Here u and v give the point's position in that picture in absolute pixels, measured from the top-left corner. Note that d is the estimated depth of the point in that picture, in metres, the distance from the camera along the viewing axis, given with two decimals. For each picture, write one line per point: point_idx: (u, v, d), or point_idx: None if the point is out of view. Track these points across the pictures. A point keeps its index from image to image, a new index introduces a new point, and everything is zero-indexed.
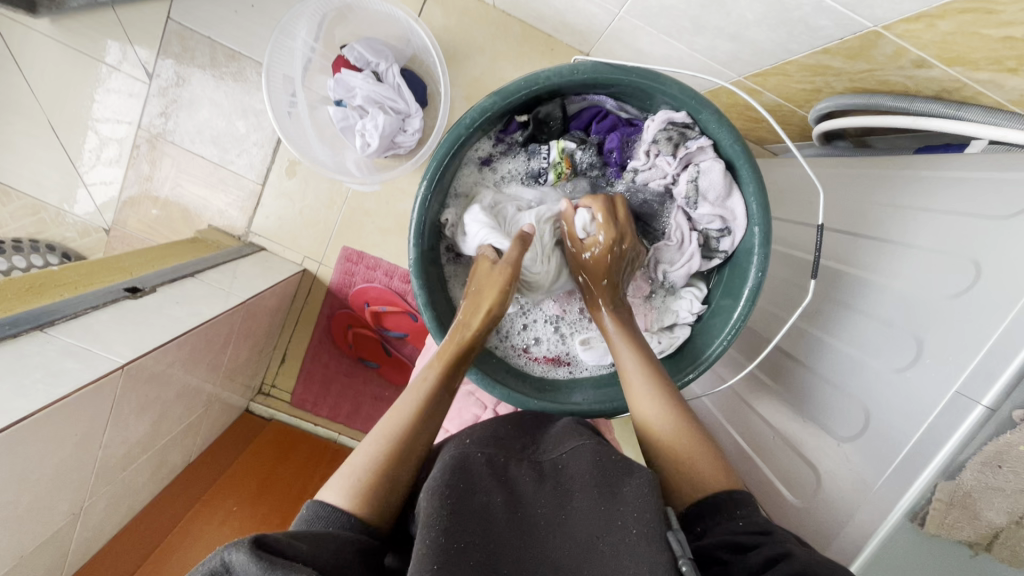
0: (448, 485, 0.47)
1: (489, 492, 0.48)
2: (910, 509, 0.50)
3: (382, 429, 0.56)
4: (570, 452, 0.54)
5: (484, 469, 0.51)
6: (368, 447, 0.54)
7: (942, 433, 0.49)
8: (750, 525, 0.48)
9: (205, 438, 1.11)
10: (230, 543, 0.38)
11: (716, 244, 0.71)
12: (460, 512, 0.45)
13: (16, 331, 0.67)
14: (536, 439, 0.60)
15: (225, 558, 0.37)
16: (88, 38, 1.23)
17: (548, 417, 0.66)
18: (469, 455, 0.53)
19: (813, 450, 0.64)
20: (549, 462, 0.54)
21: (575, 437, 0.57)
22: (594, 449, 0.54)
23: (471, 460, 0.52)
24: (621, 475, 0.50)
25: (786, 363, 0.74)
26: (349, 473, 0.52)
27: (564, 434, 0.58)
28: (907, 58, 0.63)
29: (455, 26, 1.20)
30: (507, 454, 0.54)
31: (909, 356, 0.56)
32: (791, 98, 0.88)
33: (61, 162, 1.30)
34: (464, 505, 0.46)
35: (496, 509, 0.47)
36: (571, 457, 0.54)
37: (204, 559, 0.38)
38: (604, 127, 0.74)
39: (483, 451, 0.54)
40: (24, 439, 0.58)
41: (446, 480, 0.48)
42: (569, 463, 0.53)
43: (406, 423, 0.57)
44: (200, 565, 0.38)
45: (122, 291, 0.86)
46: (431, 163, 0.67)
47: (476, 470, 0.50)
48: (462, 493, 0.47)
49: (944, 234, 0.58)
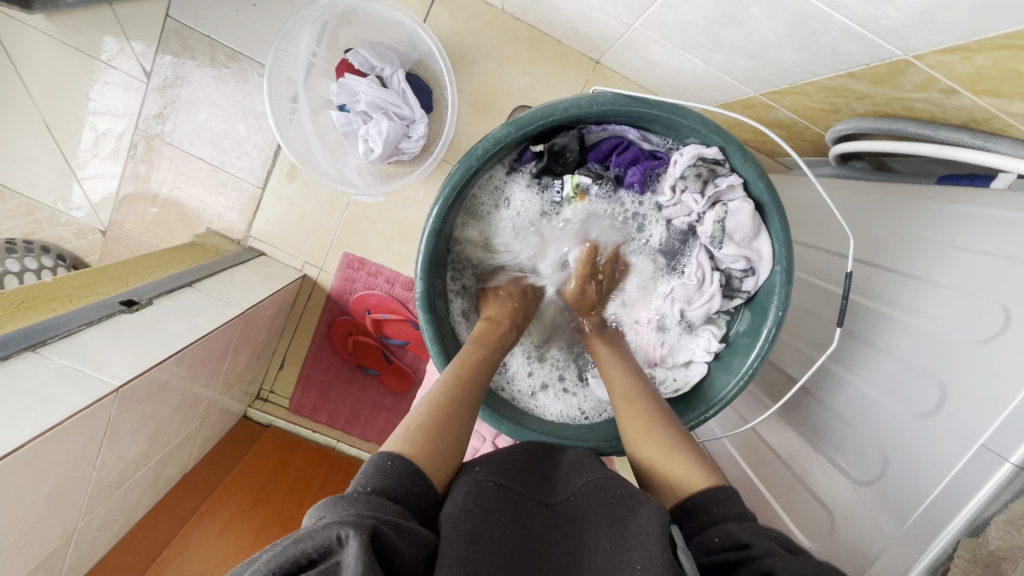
0: (464, 512, 0.46)
1: (503, 523, 0.47)
2: (930, 563, 0.49)
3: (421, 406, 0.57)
4: (579, 491, 0.53)
5: (497, 499, 0.50)
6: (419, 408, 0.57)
7: (968, 488, 0.48)
8: (727, 537, 0.46)
9: (202, 448, 1.09)
10: (349, 524, 0.37)
11: (739, 283, 0.68)
12: (475, 538, 0.43)
13: (6, 353, 0.65)
14: (548, 471, 0.58)
15: (341, 536, 0.36)
16: (83, 34, 1.19)
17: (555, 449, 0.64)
18: (481, 482, 0.51)
19: (826, 488, 0.63)
20: (558, 501, 0.53)
21: (587, 471, 0.56)
22: (604, 485, 0.52)
23: (484, 488, 0.50)
24: (629, 509, 0.48)
25: (798, 394, 0.72)
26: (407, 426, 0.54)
27: (574, 470, 0.57)
28: (937, 87, 0.60)
29: (463, 30, 1.17)
30: (520, 486, 0.53)
31: (931, 403, 0.54)
32: (808, 117, 0.85)
33: (56, 161, 1.26)
34: (477, 532, 0.44)
35: (509, 540, 0.45)
36: (583, 496, 0.52)
37: (320, 526, 0.37)
38: (625, 159, 0.70)
39: (495, 481, 0.52)
40: (14, 470, 0.56)
41: (461, 506, 0.47)
42: (581, 497, 0.52)
43: (450, 395, 0.59)
44: (314, 529, 0.37)
45: (117, 305, 0.84)
46: (442, 195, 0.65)
47: (489, 499, 0.49)
48: (478, 519, 0.46)
49: (971, 275, 0.56)
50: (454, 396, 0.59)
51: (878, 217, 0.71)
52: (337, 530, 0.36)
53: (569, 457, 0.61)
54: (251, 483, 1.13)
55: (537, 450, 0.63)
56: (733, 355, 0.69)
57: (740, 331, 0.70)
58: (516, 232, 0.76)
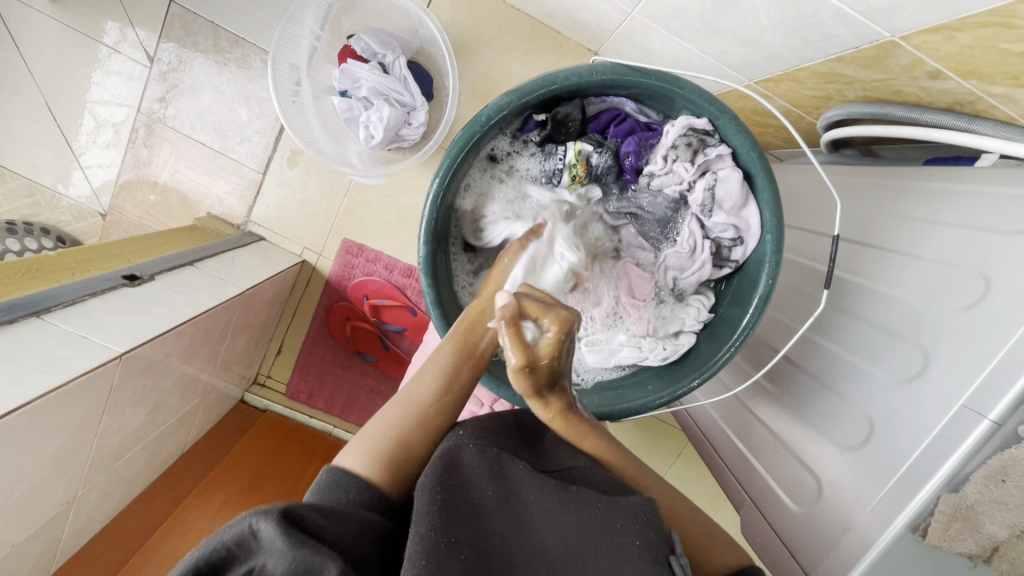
0: (440, 480, 0.47)
1: (481, 488, 0.48)
2: (911, 520, 0.51)
3: (400, 402, 0.59)
4: None
5: (476, 462, 0.50)
6: (390, 417, 0.57)
7: (949, 446, 0.49)
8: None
9: (199, 428, 1.10)
10: (260, 512, 0.40)
11: (728, 253, 0.71)
12: (453, 508, 0.45)
13: (12, 317, 0.66)
14: (529, 430, 0.58)
15: (253, 524, 0.40)
16: (87, 18, 1.20)
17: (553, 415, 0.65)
18: (461, 448, 0.52)
19: (814, 456, 0.65)
20: None
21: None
22: None
23: (463, 454, 0.51)
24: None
25: (788, 369, 0.74)
26: (368, 439, 0.55)
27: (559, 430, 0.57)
28: (923, 69, 0.63)
29: (464, 20, 1.19)
30: (500, 447, 0.53)
31: (915, 368, 0.56)
32: (800, 105, 0.88)
33: (57, 143, 1.27)
34: (455, 501, 0.45)
35: (487, 506, 0.47)
36: None
37: (235, 522, 0.41)
38: (622, 130, 0.74)
39: (475, 445, 0.52)
40: (20, 427, 0.57)
41: (439, 473, 0.47)
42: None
43: (423, 403, 0.59)
44: (230, 528, 0.41)
45: (120, 278, 0.85)
46: (445, 159, 0.66)
47: (468, 464, 0.50)
48: (456, 488, 0.47)
49: (953, 247, 0.58)
50: (429, 404, 0.59)
51: (867, 198, 0.73)
52: (249, 520, 0.40)
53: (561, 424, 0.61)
54: (247, 466, 1.13)
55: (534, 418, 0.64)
56: (719, 325, 0.71)
57: (728, 302, 0.72)
58: (518, 199, 0.78)
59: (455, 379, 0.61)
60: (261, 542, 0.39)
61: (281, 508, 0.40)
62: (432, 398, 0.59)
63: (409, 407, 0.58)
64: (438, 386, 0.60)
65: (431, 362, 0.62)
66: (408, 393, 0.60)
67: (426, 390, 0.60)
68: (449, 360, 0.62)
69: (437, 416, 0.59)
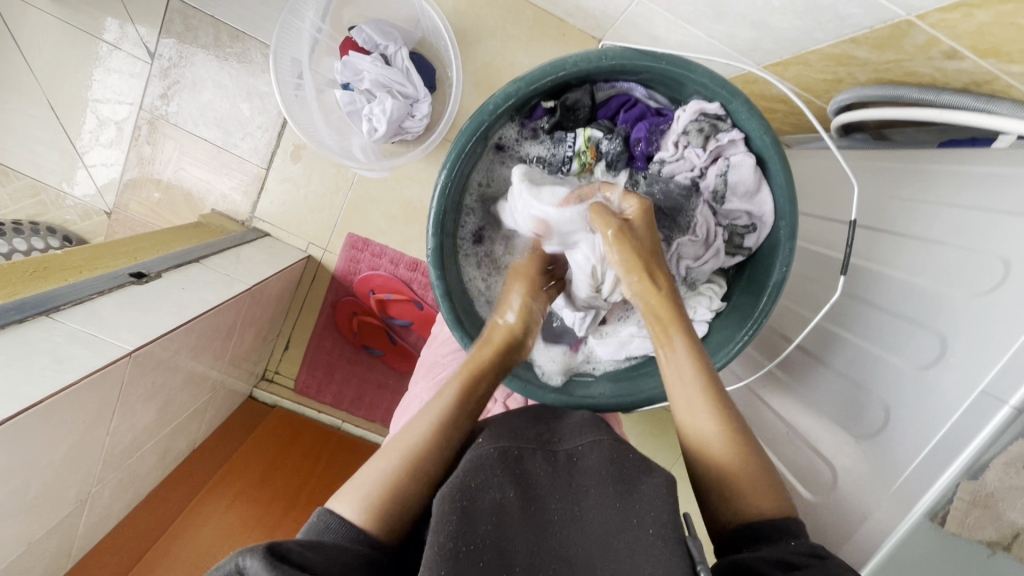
0: (459, 485, 0.46)
1: (502, 487, 0.47)
2: (929, 509, 0.50)
3: (398, 444, 0.56)
4: (587, 445, 0.53)
5: (497, 461, 0.49)
6: (383, 460, 0.55)
7: (968, 433, 0.48)
8: (806, 548, 0.46)
9: (210, 424, 1.10)
10: (246, 550, 0.40)
11: (741, 240, 0.70)
12: (472, 513, 0.44)
13: (21, 316, 0.66)
14: (551, 426, 0.59)
15: (240, 562, 0.40)
16: (87, 14, 1.19)
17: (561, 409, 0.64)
18: (481, 450, 0.51)
19: (829, 446, 0.64)
20: (564, 453, 0.53)
21: (593, 429, 0.56)
22: (613, 445, 0.53)
23: (484, 456, 0.50)
24: (639, 473, 0.49)
25: (802, 359, 0.73)
26: (362, 486, 0.52)
27: (583, 425, 0.57)
28: (938, 48, 0.61)
29: (466, 9, 1.17)
30: (522, 446, 0.52)
31: (933, 355, 0.55)
32: (810, 88, 0.86)
33: (61, 142, 1.27)
34: (475, 502, 0.45)
35: (509, 505, 0.46)
36: (587, 451, 0.52)
37: (220, 564, 0.41)
38: (632, 115, 0.73)
39: (495, 445, 0.52)
40: (33, 427, 0.57)
41: (457, 480, 0.46)
42: (585, 454, 0.52)
43: (416, 447, 0.55)
44: (216, 570, 0.41)
45: (127, 276, 0.85)
46: (453, 150, 0.66)
47: (488, 465, 0.49)
48: (475, 492, 0.46)
49: (970, 231, 0.58)
50: (423, 447, 0.56)
51: (879, 183, 0.72)
52: (235, 559, 0.40)
53: (571, 417, 0.61)
54: (256, 462, 1.14)
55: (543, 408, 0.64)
56: (732, 313, 0.70)
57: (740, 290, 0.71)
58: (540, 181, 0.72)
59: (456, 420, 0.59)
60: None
61: (266, 544, 0.40)
62: (427, 441, 0.56)
63: (402, 450, 0.55)
64: (434, 430, 0.57)
65: (429, 405, 0.60)
66: (406, 435, 0.57)
67: (421, 434, 0.56)
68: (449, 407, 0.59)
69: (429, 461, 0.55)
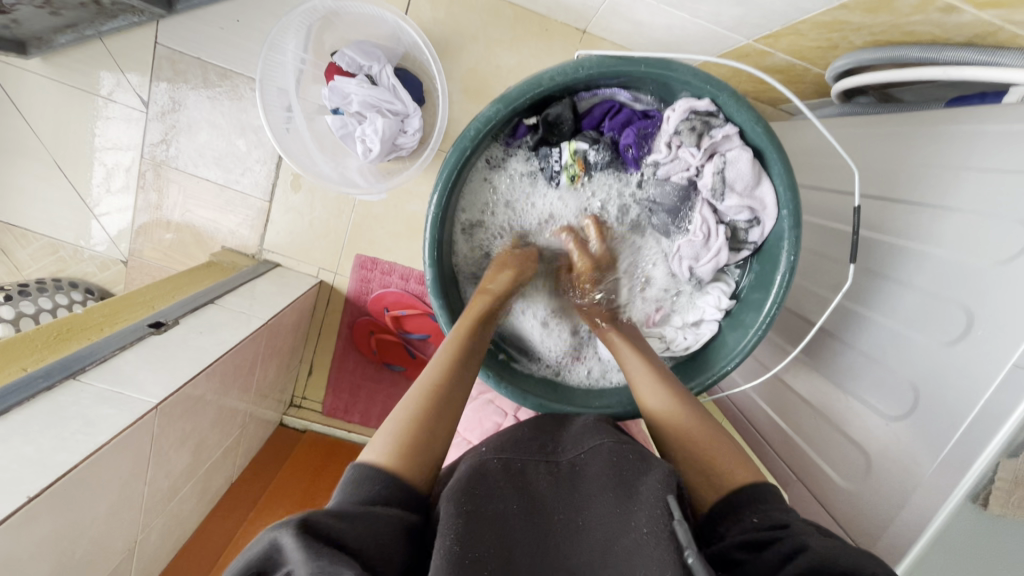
0: (464, 490, 0.46)
1: (505, 498, 0.47)
2: (969, 490, 0.48)
3: (417, 392, 0.55)
4: (588, 452, 0.53)
5: (500, 473, 0.50)
6: (403, 408, 0.54)
7: (1005, 409, 0.46)
8: (766, 521, 0.45)
9: (245, 456, 1.13)
10: (284, 524, 0.37)
11: (745, 235, 0.68)
12: (479, 518, 0.43)
13: (49, 382, 0.68)
14: (555, 437, 0.58)
15: (278, 538, 0.37)
16: (80, 72, 1.22)
17: (567, 418, 0.64)
18: (484, 461, 0.51)
19: (858, 428, 0.62)
20: (567, 463, 0.53)
21: (594, 435, 0.56)
22: (612, 448, 0.52)
23: (487, 466, 0.50)
24: (638, 475, 0.48)
25: (823, 339, 0.71)
26: (387, 434, 0.50)
27: (583, 433, 0.57)
28: (935, 6, 0.59)
29: (445, 18, 1.15)
30: (524, 457, 0.53)
31: (956, 330, 0.54)
32: (805, 57, 0.83)
33: (72, 199, 1.31)
34: (480, 509, 0.44)
35: (512, 514, 0.45)
36: (589, 458, 0.52)
37: (263, 539, 0.38)
38: (618, 122, 0.71)
39: (499, 456, 0.52)
40: (71, 489, 0.59)
41: (461, 485, 0.46)
42: (587, 463, 0.52)
43: (436, 387, 0.56)
44: (259, 545, 0.38)
45: (146, 327, 0.86)
46: (441, 174, 0.65)
47: (492, 476, 0.49)
48: (479, 498, 0.46)
49: (989, 196, 0.55)
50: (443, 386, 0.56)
51: (886, 150, 0.70)
52: (274, 534, 0.37)
53: (577, 425, 0.60)
54: (294, 491, 1.20)
55: (548, 422, 0.63)
56: (742, 308, 0.69)
57: (750, 286, 0.70)
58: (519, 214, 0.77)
59: (460, 368, 0.59)
60: (285, 556, 0.36)
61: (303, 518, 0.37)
62: (445, 377, 0.57)
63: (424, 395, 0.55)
64: (448, 372, 0.58)
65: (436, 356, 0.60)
66: (421, 383, 0.56)
67: (440, 376, 0.57)
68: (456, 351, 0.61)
69: (443, 414, 0.54)
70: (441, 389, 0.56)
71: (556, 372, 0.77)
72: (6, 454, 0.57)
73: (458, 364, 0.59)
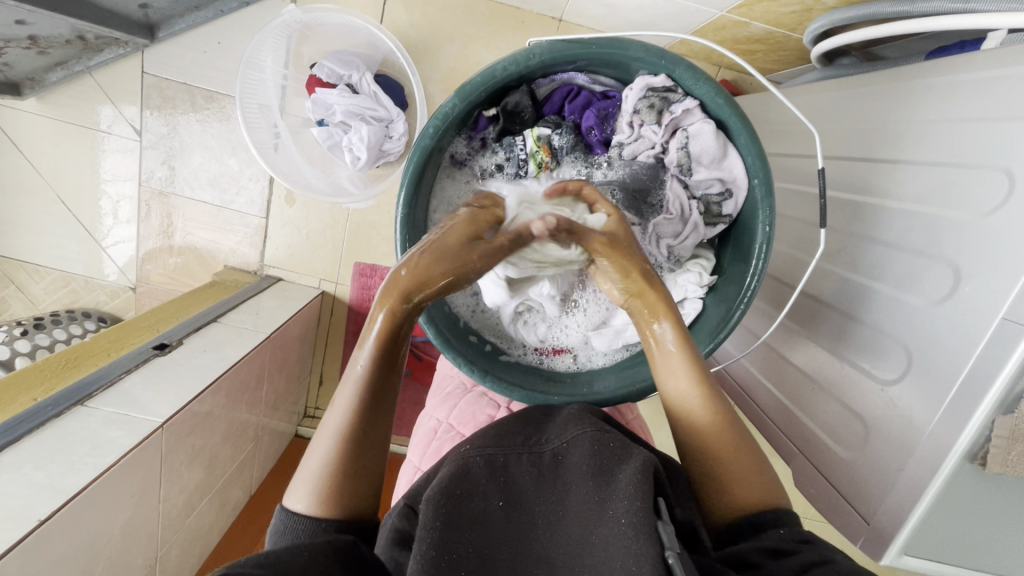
0: (446, 492, 0.47)
1: (487, 498, 0.48)
2: (969, 449, 0.47)
3: (330, 428, 0.53)
4: (571, 441, 0.53)
5: (484, 473, 0.51)
6: (320, 450, 0.53)
7: (999, 364, 0.45)
8: (793, 534, 0.50)
9: (261, 469, 1.15)
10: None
11: (719, 208, 0.68)
12: (454, 520, 0.45)
13: (58, 410, 0.70)
14: (541, 427, 0.59)
15: None
16: (73, 108, 1.25)
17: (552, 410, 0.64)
18: (469, 459, 0.52)
19: (857, 397, 0.61)
20: (549, 454, 0.53)
21: (576, 424, 0.55)
22: (593, 438, 0.52)
23: (471, 465, 0.51)
24: (617, 463, 0.48)
25: (815, 308, 0.70)
26: (307, 480, 0.53)
27: (569, 421, 0.56)
28: None
29: (421, 20, 1.16)
30: (506, 451, 0.54)
31: (946, 288, 0.52)
32: (781, 23, 0.81)
33: (79, 232, 1.35)
34: (463, 513, 0.46)
35: (494, 513, 0.47)
36: (571, 447, 0.52)
37: None
38: (578, 104, 0.71)
39: (483, 453, 0.53)
40: (82, 511, 0.61)
41: (444, 487, 0.47)
42: (569, 452, 0.52)
43: (348, 424, 0.53)
44: None
45: (151, 349, 0.89)
46: (405, 176, 0.65)
47: (476, 475, 0.50)
48: (461, 499, 0.47)
49: (971, 146, 0.54)
50: (353, 423, 0.53)
51: (867, 109, 0.68)
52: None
53: (567, 410, 0.61)
54: None
55: (536, 412, 0.64)
56: (723, 284, 0.69)
57: (728, 259, 0.70)
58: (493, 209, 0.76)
59: (374, 395, 0.54)
60: None
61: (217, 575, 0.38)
62: (356, 415, 0.54)
63: (336, 435, 0.53)
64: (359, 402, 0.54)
65: (343, 385, 0.55)
66: (332, 417, 0.54)
67: (348, 415, 0.53)
68: (365, 376, 0.54)
69: (365, 449, 0.54)
70: (351, 426, 0.53)
71: (541, 359, 0.76)
72: (18, 481, 0.59)
73: (369, 394, 0.54)
